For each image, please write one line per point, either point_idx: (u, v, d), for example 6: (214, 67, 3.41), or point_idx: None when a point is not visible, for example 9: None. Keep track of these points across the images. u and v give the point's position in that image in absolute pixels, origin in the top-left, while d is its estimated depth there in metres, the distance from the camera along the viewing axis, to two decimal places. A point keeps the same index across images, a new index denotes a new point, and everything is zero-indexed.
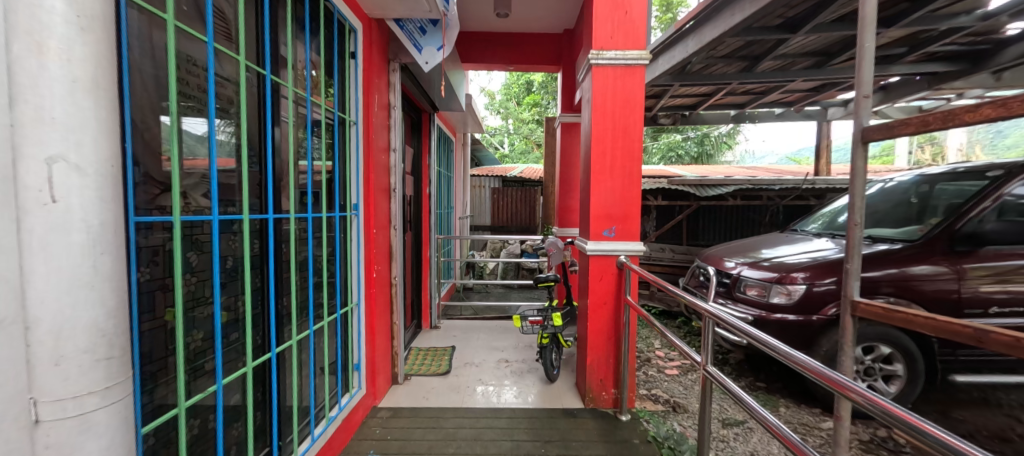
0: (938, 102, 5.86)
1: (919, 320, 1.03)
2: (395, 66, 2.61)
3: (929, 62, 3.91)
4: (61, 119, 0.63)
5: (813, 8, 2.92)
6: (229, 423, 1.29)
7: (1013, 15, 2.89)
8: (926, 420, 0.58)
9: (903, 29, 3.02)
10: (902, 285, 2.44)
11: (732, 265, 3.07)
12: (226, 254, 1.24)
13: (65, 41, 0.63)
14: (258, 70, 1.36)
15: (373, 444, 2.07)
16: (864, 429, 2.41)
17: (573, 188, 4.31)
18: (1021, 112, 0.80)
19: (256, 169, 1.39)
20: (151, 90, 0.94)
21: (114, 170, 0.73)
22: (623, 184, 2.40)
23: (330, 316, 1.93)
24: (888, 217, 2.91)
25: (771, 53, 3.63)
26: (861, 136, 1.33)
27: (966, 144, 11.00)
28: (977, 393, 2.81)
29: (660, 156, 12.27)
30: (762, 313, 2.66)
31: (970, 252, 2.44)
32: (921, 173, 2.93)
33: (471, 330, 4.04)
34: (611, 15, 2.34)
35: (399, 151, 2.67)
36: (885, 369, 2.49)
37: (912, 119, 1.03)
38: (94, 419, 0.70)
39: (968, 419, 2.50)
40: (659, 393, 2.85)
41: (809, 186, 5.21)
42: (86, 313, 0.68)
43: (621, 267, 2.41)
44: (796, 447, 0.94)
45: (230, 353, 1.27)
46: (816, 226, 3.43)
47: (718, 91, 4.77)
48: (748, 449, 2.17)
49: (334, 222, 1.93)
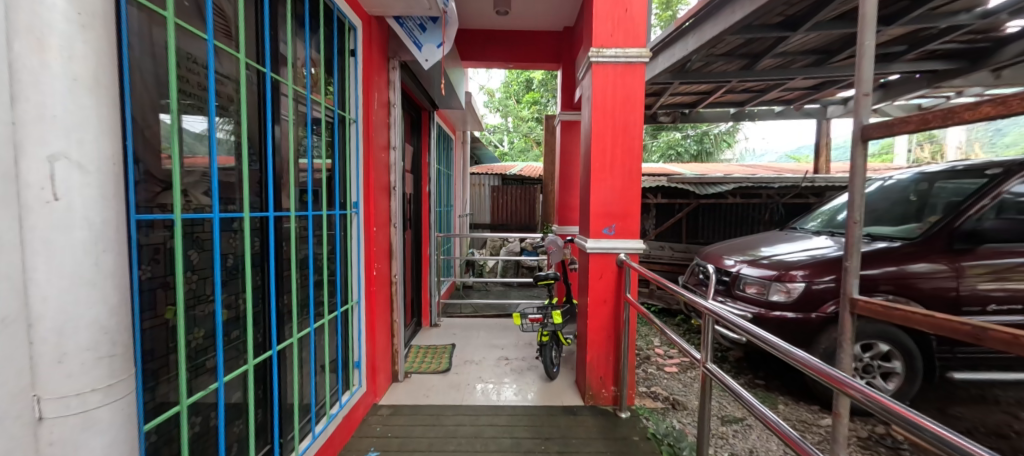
0: (938, 101, 5.87)
1: (917, 317, 1.03)
2: (395, 64, 2.61)
3: (929, 60, 3.90)
4: (63, 117, 0.63)
5: (814, 6, 2.92)
6: (230, 421, 1.29)
7: (1013, 13, 2.89)
8: (925, 416, 0.58)
9: (903, 27, 3.02)
10: (901, 283, 2.44)
11: (732, 263, 3.07)
12: (227, 252, 1.24)
13: (65, 39, 0.63)
14: (258, 68, 1.36)
15: (374, 442, 2.08)
16: (863, 426, 2.43)
17: (573, 186, 4.31)
18: (1019, 109, 0.79)
19: (256, 168, 1.39)
20: (151, 88, 0.94)
21: (115, 169, 0.73)
22: (623, 182, 2.40)
23: (330, 314, 1.93)
24: (888, 215, 2.92)
25: (771, 51, 3.63)
26: (861, 134, 1.33)
27: (966, 142, 11.00)
28: (974, 390, 2.82)
29: (660, 154, 12.27)
30: (761, 311, 2.67)
31: (968, 250, 2.45)
32: (921, 171, 2.94)
33: (471, 328, 4.05)
34: (611, 12, 2.33)
35: (399, 149, 2.67)
36: (884, 366, 2.50)
37: (912, 117, 1.03)
38: (97, 417, 0.70)
39: (965, 416, 2.51)
40: (658, 391, 2.86)
41: (809, 184, 5.20)
42: (88, 310, 0.68)
43: (621, 265, 2.42)
44: (795, 444, 0.94)
45: (231, 351, 1.27)
46: (815, 224, 3.44)
47: (718, 88, 4.77)
48: (748, 446, 2.18)
49: (334, 221, 1.93)
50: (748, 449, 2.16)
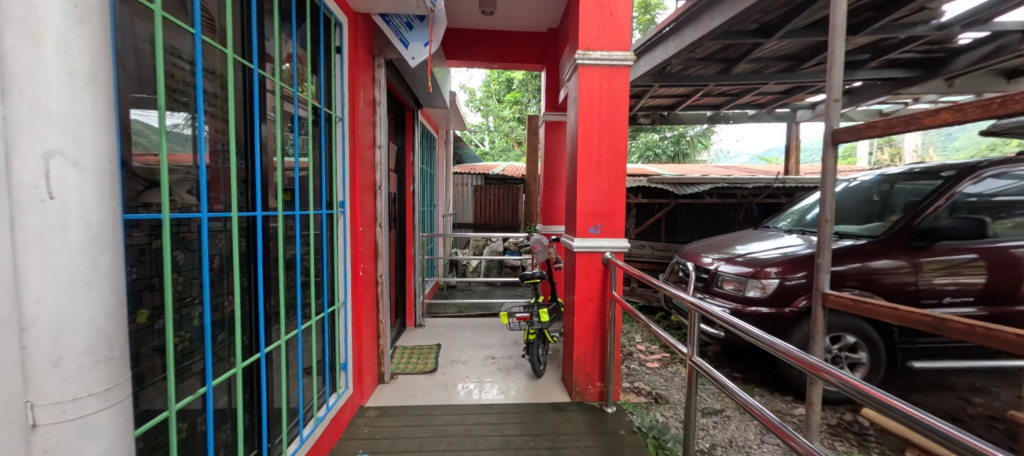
0: (897, 106, 6.25)
1: (885, 310, 1.15)
2: (380, 61, 2.58)
3: (890, 68, 4.17)
4: (58, 113, 0.60)
5: (786, 14, 3.07)
6: (218, 426, 1.27)
7: (964, 25, 3.11)
8: (890, 395, 0.65)
9: (868, 36, 3.21)
10: (866, 278, 2.61)
11: (710, 261, 3.20)
12: (214, 252, 1.22)
13: (62, 32, 0.60)
14: (244, 64, 1.33)
15: (362, 444, 2.05)
16: (833, 414, 2.57)
17: (557, 186, 4.38)
18: (973, 116, 0.90)
19: (242, 166, 1.36)
20: (132, 82, 0.91)
21: (111, 166, 0.69)
22: (609, 183, 2.45)
23: (318, 315, 1.90)
24: (853, 214, 3.10)
25: (746, 56, 3.79)
26: (831, 137, 1.41)
27: (920, 148, 11.83)
28: (933, 378, 3.04)
29: (639, 155, 12.62)
30: (738, 306, 2.79)
31: (927, 247, 2.63)
32: (882, 173, 3.13)
33: (456, 328, 4.05)
34: (597, 15, 2.38)
35: (384, 148, 2.64)
36: (850, 357, 2.65)
37: (878, 122, 1.12)
38: (93, 422, 0.66)
39: (925, 401, 2.70)
40: (642, 386, 2.95)
41: (781, 185, 5.43)
42: (85, 313, 0.64)
43: (607, 264, 2.47)
44: (777, 428, 1.00)
45: (217, 354, 1.24)
46: (785, 223, 3.62)
47: (695, 92, 4.94)
48: (727, 437, 2.27)
49: (321, 220, 1.91)
50: (728, 439, 2.25)
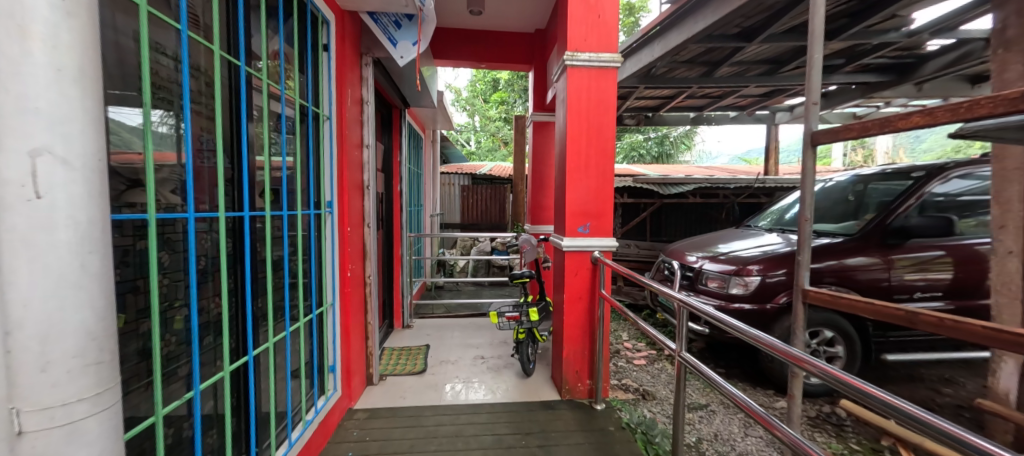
0: (870, 109, 6.52)
1: (861, 305, 1.20)
2: (368, 60, 2.55)
3: (863, 73, 4.35)
4: (45, 109, 0.58)
5: (766, 19, 3.17)
6: (205, 431, 1.24)
7: (931, 33, 3.27)
8: (868, 383, 0.69)
9: (843, 42, 3.35)
10: (842, 274, 2.72)
11: (695, 259, 3.28)
12: (200, 253, 1.19)
13: (50, 26, 0.58)
14: (231, 61, 1.30)
15: (352, 446, 2.03)
16: (812, 406, 2.67)
17: (545, 186, 4.41)
18: (942, 120, 0.95)
19: (229, 166, 1.33)
20: (115, 78, 0.89)
21: (99, 164, 0.67)
22: (597, 183, 2.49)
23: (306, 317, 1.88)
24: (830, 213, 3.23)
25: (728, 59, 3.89)
26: (810, 139, 1.47)
27: (890, 150, 12.37)
28: (904, 369, 3.19)
29: (624, 156, 12.80)
30: (722, 303, 2.87)
31: (898, 244, 2.76)
32: (856, 174, 3.27)
33: (444, 328, 4.03)
34: (586, 17, 2.42)
35: (372, 147, 2.61)
36: (828, 351, 2.76)
37: (854, 125, 1.17)
38: (83, 428, 0.65)
39: (897, 392, 2.83)
40: (629, 382, 3.00)
41: (761, 185, 5.60)
42: (75, 316, 0.63)
43: (596, 263, 2.50)
44: (762, 418, 1.04)
45: (203, 358, 1.20)
46: (765, 222, 3.73)
47: (679, 93, 5.05)
48: (712, 430, 2.34)
49: (309, 220, 1.88)
50: (713, 432, 2.32)
